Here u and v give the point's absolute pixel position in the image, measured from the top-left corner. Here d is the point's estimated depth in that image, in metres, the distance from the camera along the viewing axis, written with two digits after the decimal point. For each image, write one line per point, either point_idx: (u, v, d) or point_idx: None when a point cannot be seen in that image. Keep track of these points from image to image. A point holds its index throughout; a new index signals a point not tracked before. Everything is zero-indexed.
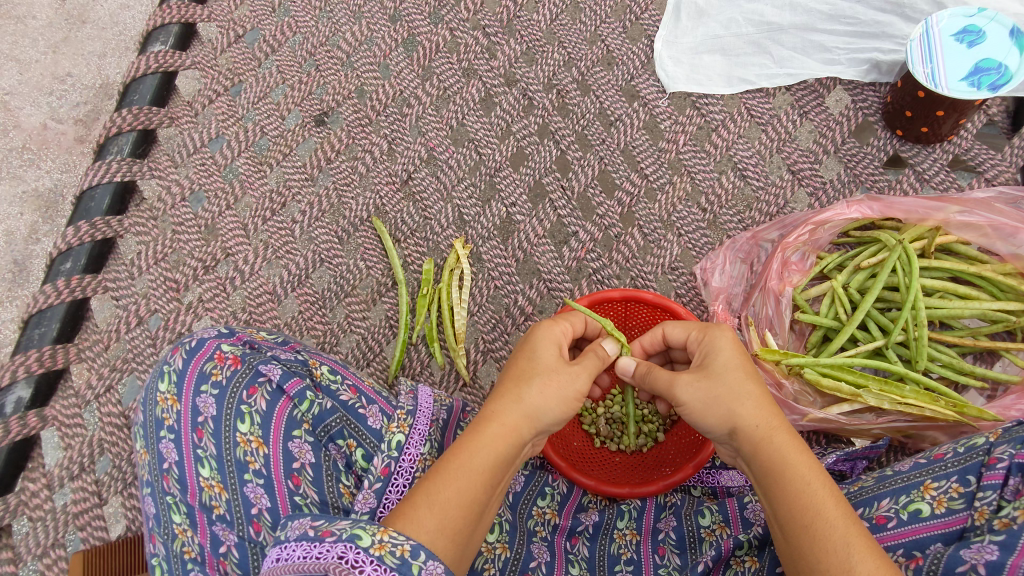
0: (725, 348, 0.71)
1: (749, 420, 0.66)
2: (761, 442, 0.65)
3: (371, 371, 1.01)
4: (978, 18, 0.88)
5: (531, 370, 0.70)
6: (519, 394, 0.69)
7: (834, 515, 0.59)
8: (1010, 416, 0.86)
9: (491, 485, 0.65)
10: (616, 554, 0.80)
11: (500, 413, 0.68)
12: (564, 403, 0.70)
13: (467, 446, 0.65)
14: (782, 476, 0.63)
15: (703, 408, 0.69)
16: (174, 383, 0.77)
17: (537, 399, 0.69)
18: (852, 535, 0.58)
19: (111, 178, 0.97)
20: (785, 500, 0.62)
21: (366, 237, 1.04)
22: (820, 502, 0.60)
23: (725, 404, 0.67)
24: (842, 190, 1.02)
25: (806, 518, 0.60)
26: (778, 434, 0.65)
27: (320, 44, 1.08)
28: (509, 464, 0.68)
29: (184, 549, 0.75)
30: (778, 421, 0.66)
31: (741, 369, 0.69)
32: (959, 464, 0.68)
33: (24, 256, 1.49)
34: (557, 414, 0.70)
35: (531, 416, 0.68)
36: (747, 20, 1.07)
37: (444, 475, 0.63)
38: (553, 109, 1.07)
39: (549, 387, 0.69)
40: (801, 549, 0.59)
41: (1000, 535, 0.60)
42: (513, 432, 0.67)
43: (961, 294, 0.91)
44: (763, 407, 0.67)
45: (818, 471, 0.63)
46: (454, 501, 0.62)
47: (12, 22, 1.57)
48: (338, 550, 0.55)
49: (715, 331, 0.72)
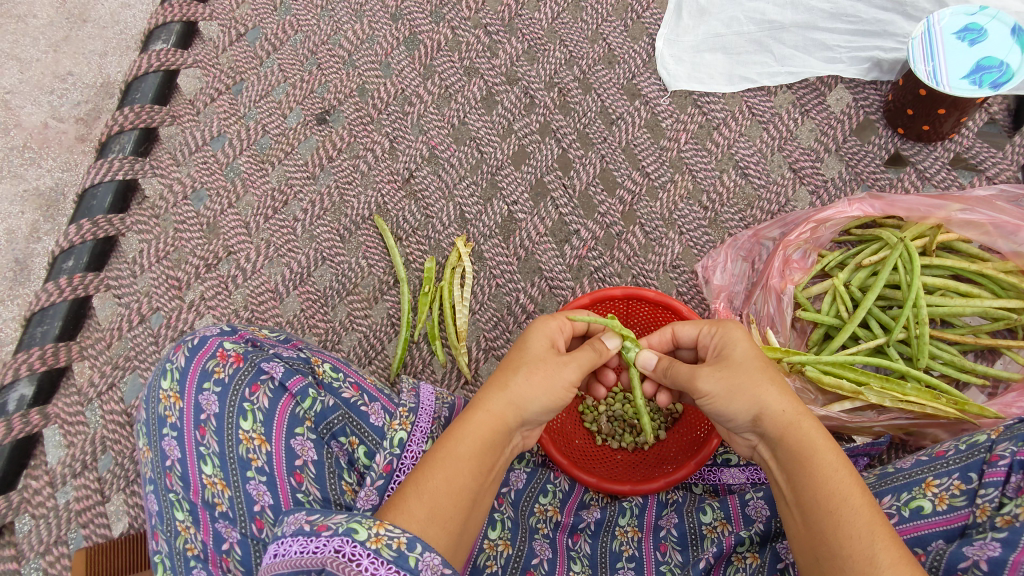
0: (740, 340, 0.71)
1: (776, 407, 0.65)
2: (786, 429, 0.65)
3: (373, 369, 1.01)
4: (980, 17, 0.88)
5: (519, 360, 0.71)
6: (505, 382, 0.69)
7: (859, 503, 0.59)
8: (1011, 413, 0.86)
9: (482, 473, 0.65)
10: (618, 552, 0.80)
11: (485, 402, 0.68)
12: (551, 391, 0.69)
13: (453, 434, 0.66)
14: (807, 463, 0.63)
15: (727, 396, 0.67)
16: (177, 381, 0.78)
17: (522, 387, 0.68)
18: (876, 523, 0.58)
19: (112, 176, 0.97)
20: (810, 486, 0.62)
21: (367, 235, 1.04)
22: (846, 489, 0.60)
23: (750, 392, 0.66)
24: (843, 188, 1.02)
25: (830, 505, 0.60)
26: (804, 421, 0.65)
27: (321, 43, 1.08)
28: (496, 452, 0.67)
29: (187, 546, 0.76)
30: (803, 408, 0.66)
31: (760, 360, 0.69)
32: (961, 461, 0.67)
33: (24, 255, 1.49)
34: (545, 402, 0.69)
35: (517, 406, 0.68)
36: (748, 18, 1.07)
37: (431, 466, 0.63)
38: (555, 107, 1.08)
39: (534, 376, 0.69)
40: (825, 535, 0.59)
41: (1002, 532, 0.60)
42: (497, 420, 0.67)
43: (962, 292, 0.91)
44: (788, 394, 0.66)
45: (843, 459, 0.63)
46: (442, 489, 0.62)
47: (12, 22, 1.57)
48: (335, 543, 0.56)
49: (727, 325, 0.73)
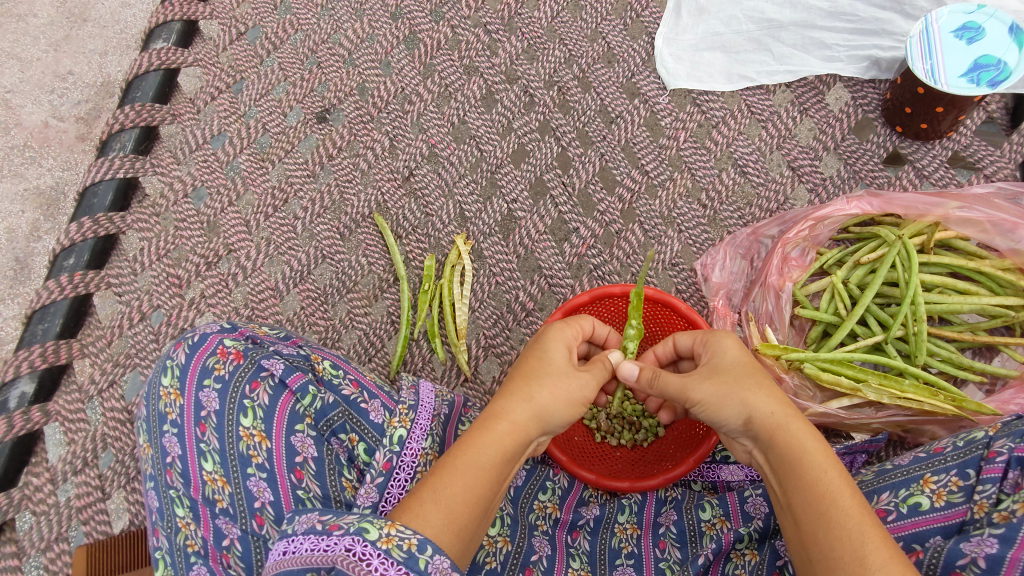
0: (728, 349, 0.72)
1: (765, 410, 0.66)
2: (776, 431, 0.65)
3: (373, 367, 1.02)
4: (978, 15, 0.88)
5: (542, 368, 0.71)
6: (530, 393, 0.68)
7: (850, 504, 0.59)
8: (1008, 410, 0.87)
9: (500, 481, 0.65)
10: (617, 548, 0.81)
11: (510, 410, 0.67)
12: (571, 405, 0.70)
13: (473, 441, 0.65)
14: (797, 464, 0.63)
15: (716, 402, 0.68)
16: (177, 377, 0.78)
17: (548, 399, 0.68)
18: (866, 524, 0.58)
19: (113, 174, 0.97)
20: (800, 487, 0.62)
21: (367, 233, 1.05)
22: (836, 491, 0.60)
23: (738, 395, 0.67)
24: (842, 186, 1.03)
25: (821, 506, 0.60)
26: (793, 424, 0.65)
27: (321, 42, 1.08)
28: (515, 461, 0.67)
29: (188, 542, 0.76)
30: (793, 412, 0.66)
31: (749, 366, 0.70)
32: (959, 458, 0.68)
33: (25, 254, 1.49)
34: (565, 415, 0.70)
35: (540, 416, 0.68)
36: (747, 17, 1.07)
37: (448, 471, 0.63)
38: (554, 106, 1.08)
39: (558, 388, 0.69)
40: (815, 536, 0.59)
41: (1000, 528, 0.60)
42: (521, 431, 0.67)
43: (960, 290, 0.91)
44: (777, 399, 0.67)
45: (834, 460, 0.63)
46: (458, 498, 0.62)
47: (12, 21, 1.57)
48: (346, 542, 0.56)
49: (719, 336, 0.74)
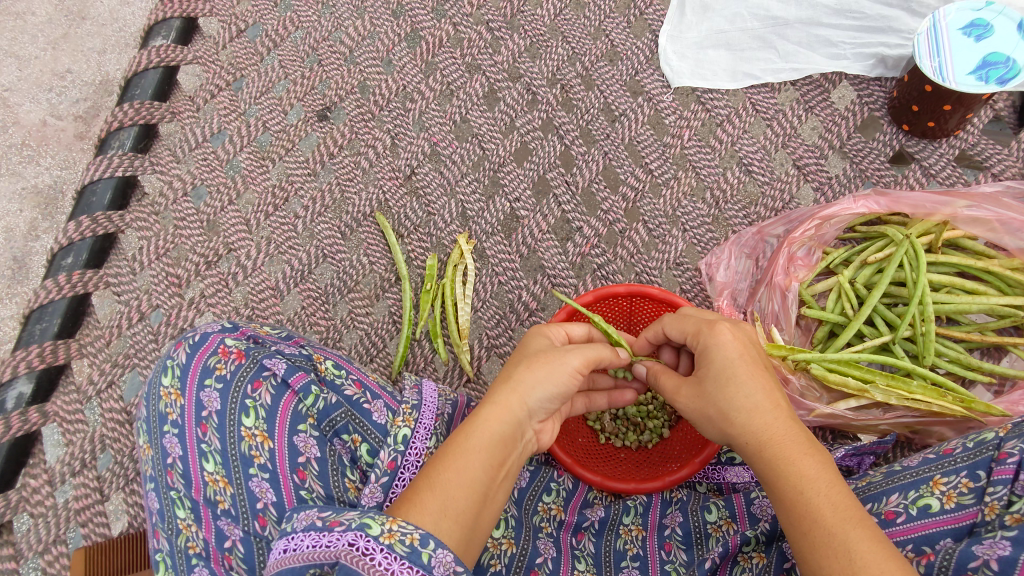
0: (718, 353, 0.69)
1: (742, 437, 0.66)
2: (755, 456, 0.66)
3: (374, 367, 1.01)
4: (986, 12, 0.87)
5: (521, 357, 0.73)
6: (509, 375, 0.70)
7: (832, 522, 0.58)
8: (1017, 412, 0.86)
9: (494, 465, 0.64)
10: (622, 550, 0.80)
11: (491, 395, 0.68)
12: (554, 375, 0.69)
13: (461, 431, 0.66)
14: (777, 488, 0.63)
15: (704, 425, 0.70)
16: (177, 377, 0.77)
17: (526, 375, 0.69)
18: (851, 540, 0.56)
19: (112, 172, 0.96)
20: (784, 509, 0.62)
21: (369, 233, 1.04)
22: (816, 509, 0.60)
23: (719, 423, 0.68)
24: (848, 185, 1.02)
25: (803, 525, 0.59)
26: (769, 445, 0.65)
27: (322, 39, 1.07)
28: (508, 447, 0.67)
29: (188, 544, 0.75)
30: (779, 425, 0.65)
31: (727, 376, 0.68)
32: (969, 459, 0.67)
33: (24, 253, 1.48)
34: (551, 387, 0.69)
35: (523, 395, 0.68)
36: (752, 15, 1.06)
37: (423, 472, 0.63)
38: (557, 103, 1.07)
39: (535, 365, 0.70)
40: (802, 554, 0.59)
41: (1012, 531, 0.59)
42: (506, 411, 0.67)
43: (969, 289, 0.91)
44: (757, 417, 0.66)
45: (816, 477, 0.61)
46: (453, 482, 0.61)
47: (11, 18, 1.56)
48: (348, 537, 0.54)
49: (706, 336, 0.71)
